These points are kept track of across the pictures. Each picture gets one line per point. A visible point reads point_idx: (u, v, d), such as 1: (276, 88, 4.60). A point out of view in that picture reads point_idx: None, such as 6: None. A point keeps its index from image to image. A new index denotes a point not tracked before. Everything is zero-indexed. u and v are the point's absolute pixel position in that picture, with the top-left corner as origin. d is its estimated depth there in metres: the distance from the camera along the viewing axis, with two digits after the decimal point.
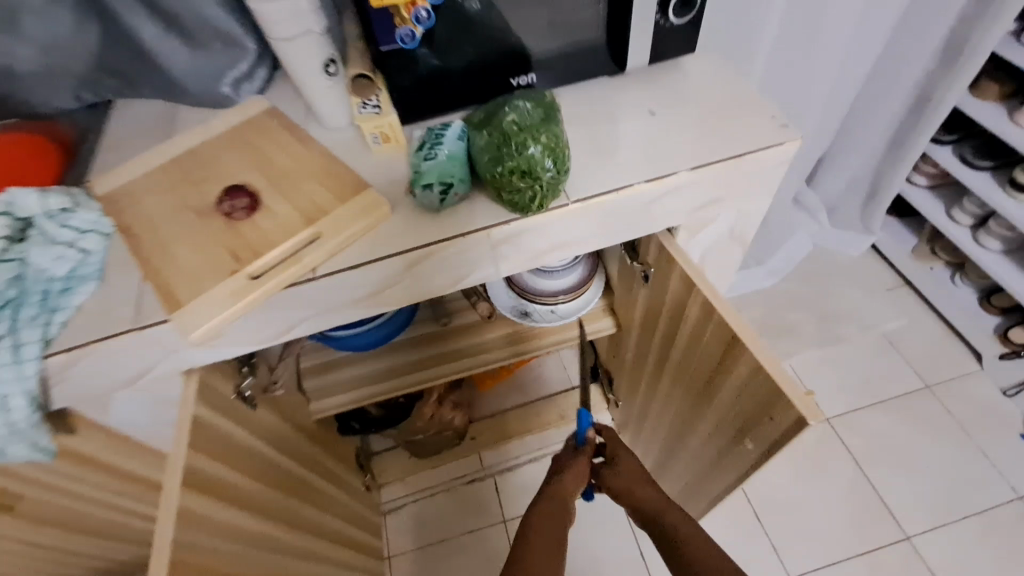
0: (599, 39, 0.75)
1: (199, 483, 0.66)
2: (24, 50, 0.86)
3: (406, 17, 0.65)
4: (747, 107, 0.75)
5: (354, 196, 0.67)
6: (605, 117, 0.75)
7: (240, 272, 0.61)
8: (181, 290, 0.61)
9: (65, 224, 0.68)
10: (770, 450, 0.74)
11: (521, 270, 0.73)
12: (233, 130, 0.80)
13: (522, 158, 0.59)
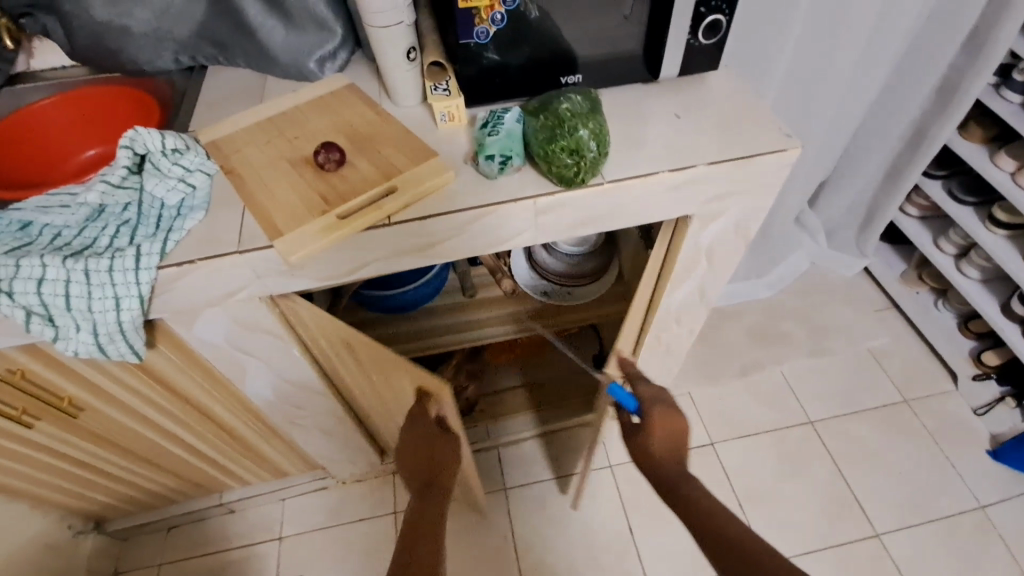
0: (637, 51, 0.89)
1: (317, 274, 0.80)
2: (140, 13, 0.97)
3: (484, 18, 0.79)
4: (757, 119, 0.89)
5: (425, 161, 0.80)
6: (637, 117, 0.89)
7: (330, 212, 0.74)
8: (281, 222, 0.74)
9: (177, 163, 0.82)
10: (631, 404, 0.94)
11: (556, 238, 0.86)
12: (319, 101, 0.93)
13: (573, 138, 0.72)
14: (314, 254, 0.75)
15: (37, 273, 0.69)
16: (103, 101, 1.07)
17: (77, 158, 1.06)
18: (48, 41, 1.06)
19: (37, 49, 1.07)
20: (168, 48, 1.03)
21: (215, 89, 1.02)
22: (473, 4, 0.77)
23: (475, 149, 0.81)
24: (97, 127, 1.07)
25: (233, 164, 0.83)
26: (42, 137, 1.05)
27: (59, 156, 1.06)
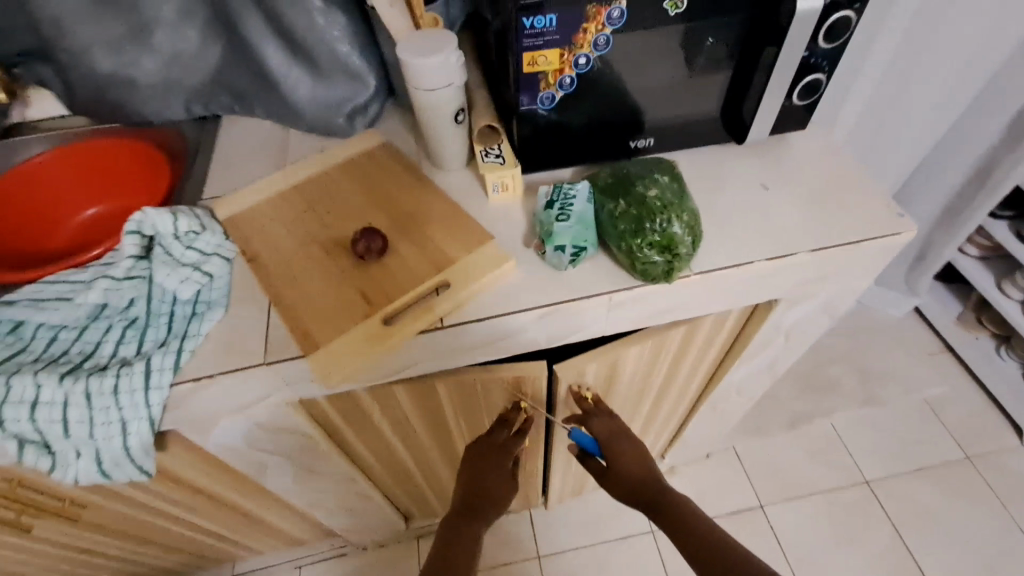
0: (718, 110, 0.77)
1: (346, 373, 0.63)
2: (148, 63, 0.86)
3: (551, 82, 0.66)
4: (858, 192, 0.76)
5: (480, 247, 0.69)
6: (719, 186, 0.77)
7: (375, 316, 0.63)
8: (318, 331, 0.63)
9: (192, 247, 0.71)
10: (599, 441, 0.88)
11: (634, 326, 0.73)
12: (351, 163, 0.82)
13: (664, 234, 0.61)
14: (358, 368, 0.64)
15: (31, 395, 0.59)
16: (103, 155, 0.95)
17: (84, 223, 0.96)
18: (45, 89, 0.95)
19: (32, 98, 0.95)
20: (179, 98, 0.92)
21: (231, 145, 0.90)
22: (540, 68, 0.64)
23: (538, 236, 0.69)
24: (102, 184, 0.97)
25: (257, 248, 0.71)
26: (42, 202, 0.94)
27: (62, 221, 0.95)
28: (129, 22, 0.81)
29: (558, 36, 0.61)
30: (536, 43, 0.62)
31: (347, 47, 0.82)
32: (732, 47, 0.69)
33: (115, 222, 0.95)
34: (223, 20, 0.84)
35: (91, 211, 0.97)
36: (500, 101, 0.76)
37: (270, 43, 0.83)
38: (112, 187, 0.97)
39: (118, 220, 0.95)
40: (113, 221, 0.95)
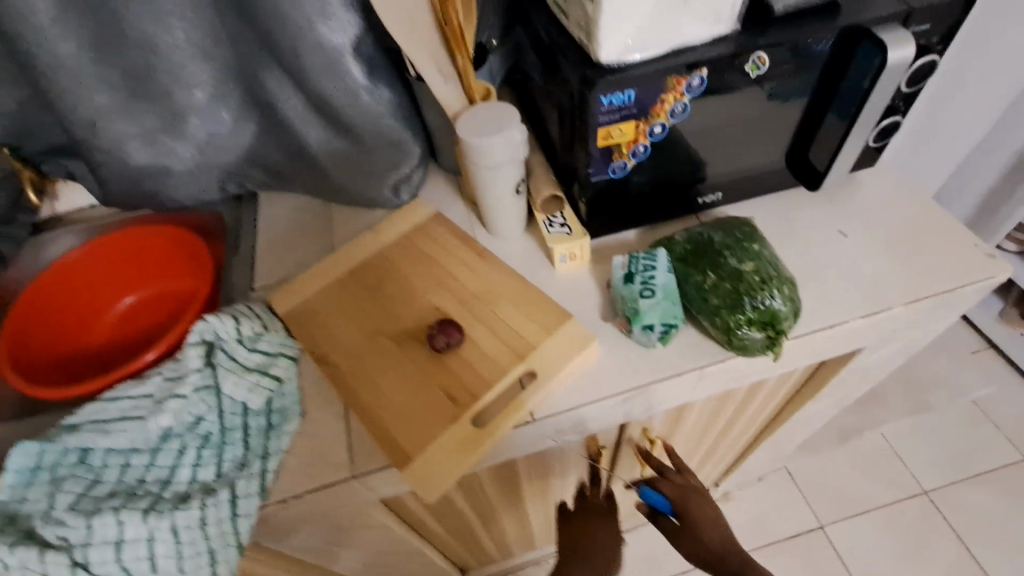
0: (784, 157, 0.74)
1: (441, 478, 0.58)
2: (183, 149, 0.82)
3: (624, 153, 0.63)
4: (940, 232, 0.73)
5: (559, 329, 0.66)
6: (793, 237, 0.74)
7: (463, 418, 0.60)
8: (405, 440, 0.59)
9: (257, 350, 0.68)
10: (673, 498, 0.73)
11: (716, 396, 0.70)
12: (404, 239, 0.79)
13: (764, 311, 0.58)
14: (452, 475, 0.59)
15: (115, 534, 0.57)
16: (139, 243, 0.92)
17: (126, 313, 0.94)
18: (75, 184, 0.93)
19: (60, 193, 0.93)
20: (213, 179, 0.88)
21: (275, 225, 0.87)
22: (614, 141, 0.61)
23: (620, 312, 0.65)
24: (141, 272, 0.94)
25: (324, 345, 0.68)
26: (80, 298, 0.91)
27: (104, 314, 0.93)
28: (162, 112, 0.78)
29: (636, 109, 0.58)
30: (613, 118, 0.58)
31: (392, 121, 0.77)
32: (805, 97, 0.66)
33: (159, 309, 0.93)
34: (258, 101, 0.80)
35: (132, 300, 0.95)
36: (560, 167, 0.73)
37: (308, 120, 0.79)
38: (151, 273, 0.95)
39: (162, 307, 0.93)
40: (156, 309, 0.94)
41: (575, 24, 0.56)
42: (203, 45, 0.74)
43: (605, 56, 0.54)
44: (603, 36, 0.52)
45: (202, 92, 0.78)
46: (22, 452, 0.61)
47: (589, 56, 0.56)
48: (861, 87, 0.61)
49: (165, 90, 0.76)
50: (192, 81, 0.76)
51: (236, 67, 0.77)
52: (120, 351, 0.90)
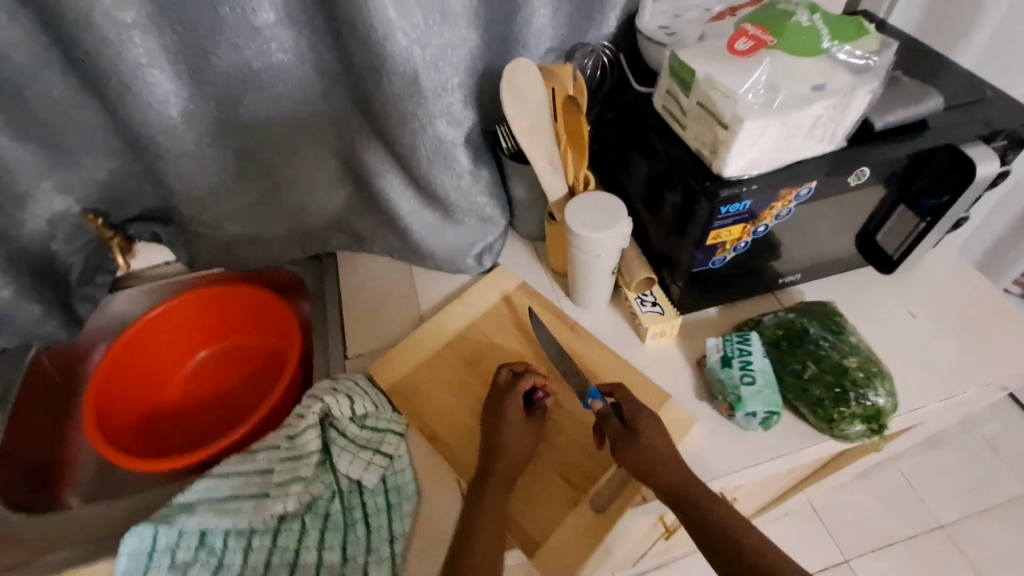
0: (854, 242, 0.78)
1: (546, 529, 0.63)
2: (276, 217, 0.84)
3: (727, 248, 0.68)
4: (1001, 314, 0.79)
5: (662, 411, 0.70)
6: (867, 317, 0.79)
7: (585, 503, 0.64)
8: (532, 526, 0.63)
9: (368, 427, 0.71)
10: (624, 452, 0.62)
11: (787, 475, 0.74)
12: (494, 310, 0.82)
13: (867, 405, 0.63)
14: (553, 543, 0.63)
15: None
16: (217, 302, 0.93)
17: (203, 368, 0.96)
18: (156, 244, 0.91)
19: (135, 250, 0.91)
20: (296, 242, 0.90)
21: (358, 290, 0.89)
22: (721, 239, 0.66)
23: (721, 397, 0.69)
24: (216, 327, 0.96)
25: (433, 413, 0.72)
26: (158, 357, 0.92)
27: (175, 374, 0.95)
28: (261, 185, 0.80)
29: (748, 217, 0.63)
30: (726, 222, 0.63)
31: (484, 198, 0.80)
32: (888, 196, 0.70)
33: (237, 365, 0.95)
34: (351, 174, 0.83)
35: (207, 354, 0.97)
36: (651, 251, 0.77)
37: (401, 192, 0.80)
38: (227, 329, 0.96)
39: (240, 363, 0.96)
40: (234, 364, 0.96)
41: (693, 136, 0.60)
42: (307, 125, 0.75)
43: (729, 171, 0.58)
44: (733, 156, 0.56)
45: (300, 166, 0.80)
46: (135, 535, 0.63)
47: (708, 167, 0.60)
48: (943, 194, 0.67)
49: (267, 164, 0.78)
50: (292, 155, 0.78)
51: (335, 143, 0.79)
52: (201, 409, 0.92)
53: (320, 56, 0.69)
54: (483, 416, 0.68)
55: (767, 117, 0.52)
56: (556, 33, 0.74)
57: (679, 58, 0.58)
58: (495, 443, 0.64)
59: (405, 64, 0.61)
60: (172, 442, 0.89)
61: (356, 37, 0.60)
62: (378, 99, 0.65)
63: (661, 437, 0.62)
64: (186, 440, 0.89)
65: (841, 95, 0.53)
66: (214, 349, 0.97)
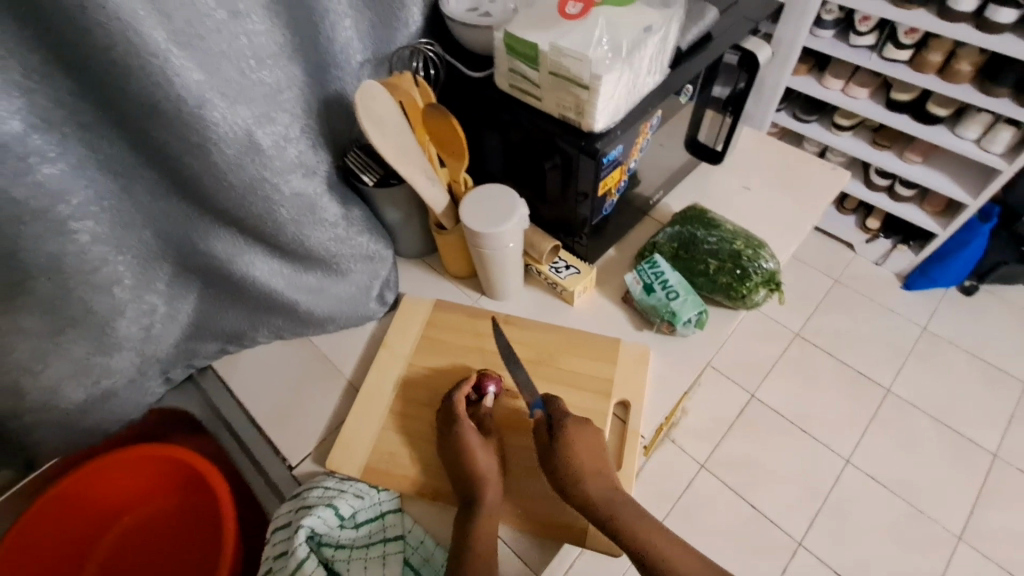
0: (687, 135, 0.87)
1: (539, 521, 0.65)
2: (121, 358, 0.67)
3: (612, 192, 0.73)
4: (800, 160, 0.98)
5: (619, 356, 0.75)
6: (720, 203, 0.92)
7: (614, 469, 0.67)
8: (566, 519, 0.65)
9: (360, 524, 0.64)
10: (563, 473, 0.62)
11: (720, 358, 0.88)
12: (422, 341, 0.77)
13: (763, 272, 0.74)
14: (542, 529, 0.64)
15: None
16: (96, 481, 0.73)
17: (110, 562, 0.77)
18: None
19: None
20: (157, 372, 0.73)
21: (263, 390, 0.77)
22: (608, 186, 0.70)
23: (659, 319, 0.76)
24: (107, 510, 0.76)
25: (401, 475, 0.67)
26: (49, 562, 0.73)
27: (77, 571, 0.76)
28: (87, 332, 0.62)
29: (621, 159, 0.68)
30: (608, 170, 0.67)
31: (365, 236, 0.73)
32: (705, 84, 0.79)
33: (156, 540, 0.77)
34: (197, 270, 0.69)
35: (109, 543, 0.77)
36: (545, 220, 0.79)
37: (266, 267, 0.69)
38: (122, 505, 0.77)
39: (159, 536, 0.78)
40: (151, 541, 0.78)
41: (553, 104, 0.62)
42: (118, 237, 0.60)
43: (598, 125, 0.61)
44: (599, 110, 0.59)
45: (126, 289, 0.63)
46: None
47: (577, 128, 0.63)
48: (728, 87, 0.83)
49: (84, 305, 0.60)
50: (111, 280, 0.61)
51: (162, 244, 0.64)
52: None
53: (107, 151, 0.55)
54: (446, 447, 0.66)
55: (618, 66, 0.56)
56: (368, 42, 0.69)
57: (515, 36, 0.59)
58: (468, 473, 0.63)
59: (234, 126, 0.52)
60: None
61: (161, 116, 0.49)
62: (211, 178, 0.55)
63: (586, 456, 0.62)
64: None
65: (663, 29, 0.59)
66: (115, 535, 0.78)
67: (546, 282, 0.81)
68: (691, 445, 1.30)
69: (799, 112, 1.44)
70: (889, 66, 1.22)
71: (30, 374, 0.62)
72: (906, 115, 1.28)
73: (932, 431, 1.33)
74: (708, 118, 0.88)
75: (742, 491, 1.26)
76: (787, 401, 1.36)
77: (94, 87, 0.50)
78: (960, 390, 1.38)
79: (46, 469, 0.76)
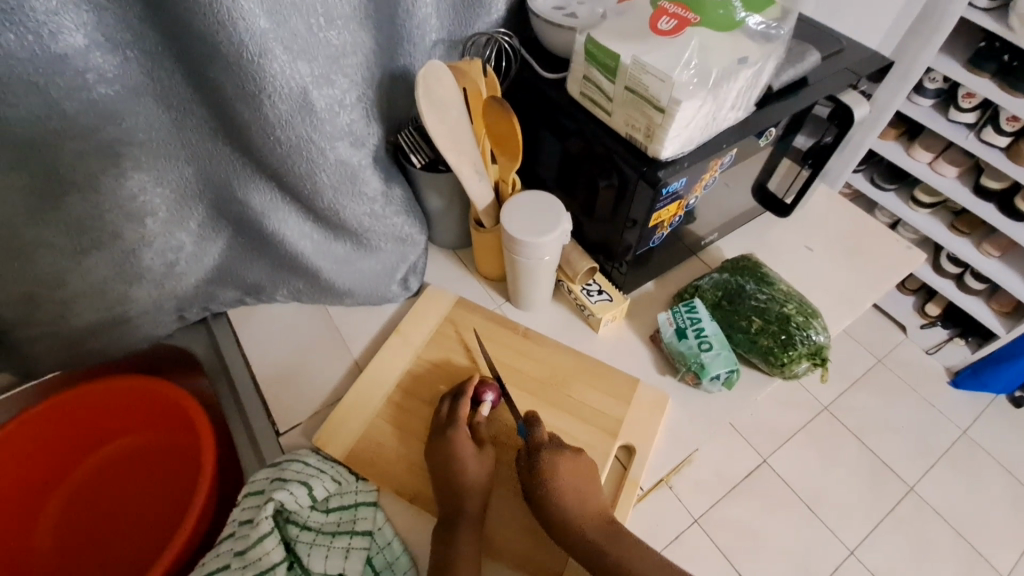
0: (758, 181, 0.82)
1: (516, 551, 0.61)
2: (139, 289, 0.67)
3: (664, 225, 0.68)
4: (875, 230, 0.90)
5: (634, 397, 0.70)
6: (776, 258, 0.86)
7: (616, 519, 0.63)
8: (544, 556, 0.61)
9: (332, 509, 0.62)
10: (550, 507, 0.58)
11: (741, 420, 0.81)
12: (436, 336, 0.74)
13: (810, 343, 0.68)
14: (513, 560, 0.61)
15: None
16: (93, 402, 0.73)
17: (92, 483, 0.77)
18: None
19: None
20: (172, 309, 0.73)
21: (269, 349, 0.76)
22: (661, 218, 0.66)
23: (684, 368, 0.71)
24: (97, 432, 0.77)
25: (384, 469, 0.65)
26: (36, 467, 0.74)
27: (58, 484, 0.76)
28: (111, 256, 0.62)
29: (681, 194, 0.64)
30: (665, 203, 0.63)
31: (401, 217, 0.70)
32: (786, 131, 0.74)
33: (138, 472, 0.78)
34: (229, 218, 0.68)
35: (94, 463, 0.78)
36: (587, 240, 0.75)
37: (298, 228, 0.68)
38: (113, 429, 0.77)
39: (141, 468, 0.78)
40: (133, 472, 0.78)
41: (622, 121, 0.58)
42: (158, 169, 0.59)
43: (665, 153, 0.57)
44: (669, 137, 0.55)
45: (158, 222, 0.63)
46: None
47: (641, 151, 0.59)
48: (813, 139, 0.77)
49: (113, 229, 0.60)
50: (144, 211, 0.61)
51: (201, 185, 0.64)
52: (104, 537, 0.74)
53: (164, 83, 0.54)
54: (434, 451, 0.63)
55: (700, 95, 0.52)
56: (446, 22, 0.67)
57: (596, 42, 0.56)
58: (451, 484, 0.60)
59: (291, 82, 0.50)
60: (78, 566, 0.72)
61: (220, 58, 0.48)
62: (259, 130, 0.54)
63: (572, 485, 0.59)
64: (94, 559, 0.73)
65: (759, 64, 0.54)
66: (101, 456, 0.78)
67: (575, 303, 0.77)
68: (689, 497, 1.24)
69: (878, 178, 1.36)
70: (984, 150, 1.12)
71: (52, 288, 0.62)
72: (993, 205, 1.18)
73: (949, 542, 1.22)
74: (783, 166, 0.82)
75: (733, 558, 1.18)
76: (801, 476, 1.28)
77: (162, 17, 0.49)
78: (993, 507, 1.26)
79: (51, 379, 0.77)
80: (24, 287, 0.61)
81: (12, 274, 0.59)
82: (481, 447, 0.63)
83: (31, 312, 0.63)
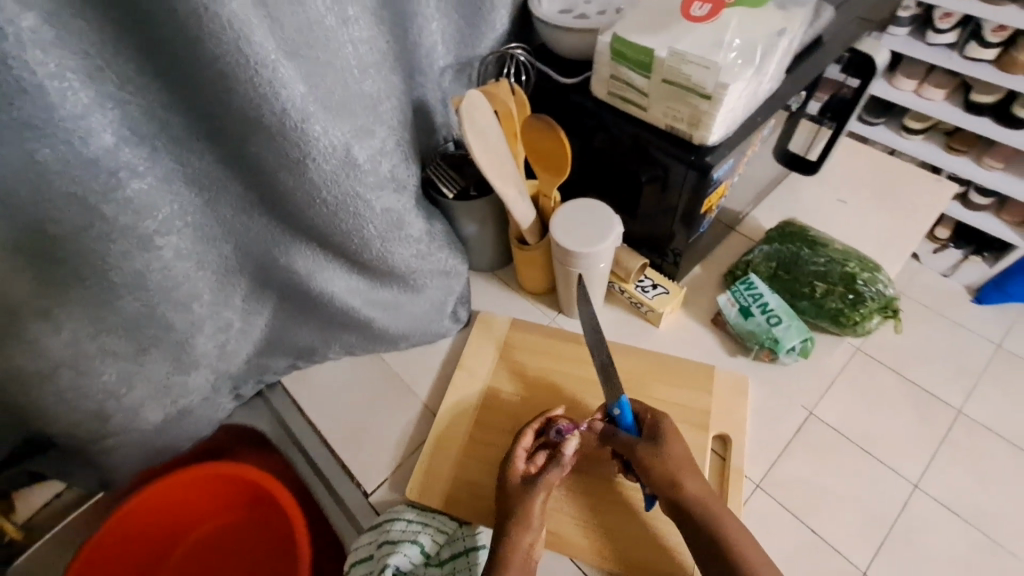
0: (779, 146, 0.80)
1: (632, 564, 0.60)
2: (195, 377, 0.65)
3: (712, 209, 0.67)
4: (901, 170, 0.90)
5: (713, 384, 0.69)
6: (811, 217, 0.86)
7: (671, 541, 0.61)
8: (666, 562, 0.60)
9: (445, 560, 0.61)
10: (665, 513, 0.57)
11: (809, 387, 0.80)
12: (500, 362, 0.73)
13: (879, 296, 0.68)
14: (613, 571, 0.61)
15: None
16: (168, 498, 0.71)
17: None
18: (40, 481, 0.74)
19: (16, 500, 0.73)
20: (227, 388, 0.71)
21: (333, 409, 0.74)
22: (711, 202, 0.65)
23: (758, 346, 0.70)
24: (174, 526, 0.75)
25: (483, 508, 0.64)
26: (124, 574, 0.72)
27: None
28: (167, 350, 0.60)
29: (728, 174, 0.63)
30: (715, 186, 0.62)
31: (445, 251, 0.69)
32: (805, 96, 0.73)
33: (226, 558, 0.76)
34: (273, 287, 0.66)
35: (179, 558, 0.76)
36: (631, 236, 0.74)
37: (346, 283, 0.66)
38: (192, 520, 0.76)
39: (228, 554, 0.76)
40: (221, 559, 0.76)
41: (661, 115, 0.57)
42: (199, 253, 0.57)
43: (712, 138, 0.56)
44: (717, 122, 0.54)
45: (205, 305, 0.61)
46: None
47: (685, 140, 0.58)
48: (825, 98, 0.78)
49: (164, 323, 0.58)
50: (192, 297, 0.59)
51: (242, 259, 0.62)
52: None
53: (196, 165, 0.52)
54: None
55: (746, 75, 0.51)
56: (454, 47, 0.65)
57: (625, 40, 0.54)
58: None
59: (334, 141, 0.48)
60: None
61: (261, 130, 0.46)
62: (304, 194, 0.52)
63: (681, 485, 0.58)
64: None
65: (796, 34, 0.54)
66: (184, 550, 0.76)
67: (630, 301, 0.76)
68: None
69: (866, 114, 1.33)
70: (970, 66, 1.11)
71: (114, 397, 0.60)
72: (988, 118, 1.16)
73: None
74: (803, 125, 0.81)
75: None
76: None
77: (189, 100, 0.47)
78: None
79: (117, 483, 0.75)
80: (87, 403, 0.59)
81: (71, 391, 0.57)
82: (527, 483, 0.58)
83: (94, 425, 0.61)
